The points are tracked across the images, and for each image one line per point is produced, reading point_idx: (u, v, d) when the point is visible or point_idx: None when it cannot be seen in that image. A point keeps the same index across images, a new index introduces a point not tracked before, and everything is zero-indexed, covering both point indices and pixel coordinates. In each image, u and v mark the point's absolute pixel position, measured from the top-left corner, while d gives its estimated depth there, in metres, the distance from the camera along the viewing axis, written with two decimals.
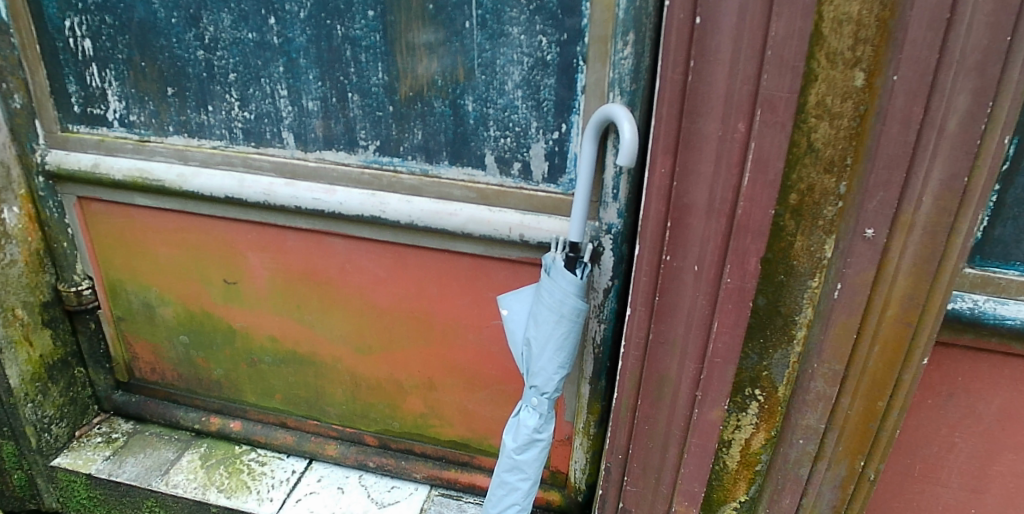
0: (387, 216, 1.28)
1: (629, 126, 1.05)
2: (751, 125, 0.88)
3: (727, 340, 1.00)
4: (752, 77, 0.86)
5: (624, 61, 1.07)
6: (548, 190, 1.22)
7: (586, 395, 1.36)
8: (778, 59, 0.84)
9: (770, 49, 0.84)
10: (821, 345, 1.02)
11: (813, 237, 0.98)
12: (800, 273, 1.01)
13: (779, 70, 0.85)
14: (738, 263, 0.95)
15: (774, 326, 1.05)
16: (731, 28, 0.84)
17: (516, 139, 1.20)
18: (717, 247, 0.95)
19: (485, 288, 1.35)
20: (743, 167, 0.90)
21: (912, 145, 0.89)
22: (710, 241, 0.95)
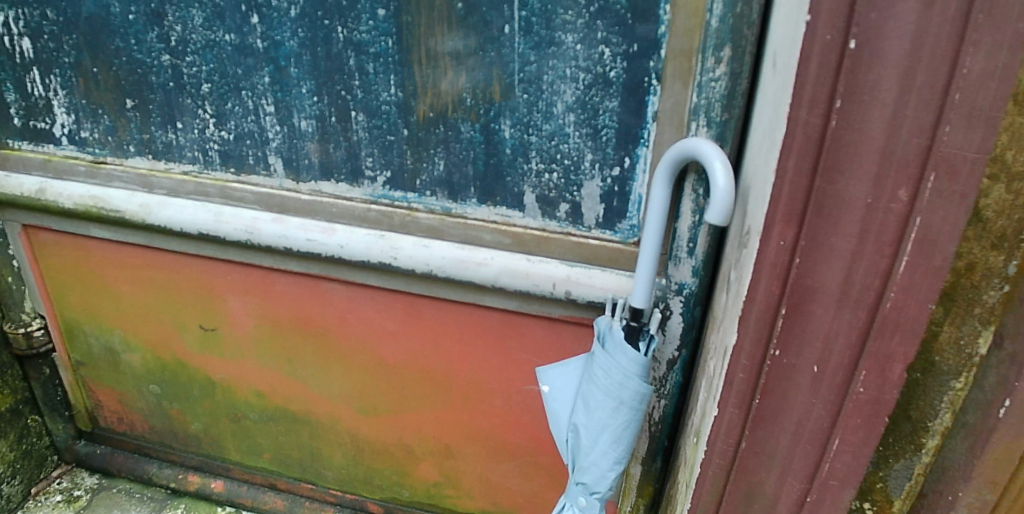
0: (400, 263, 1.04)
1: (723, 172, 0.79)
2: (920, 191, 0.62)
3: (848, 459, 0.77)
4: (926, 127, 0.60)
5: (714, 84, 0.80)
6: (602, 236, 0.98)
7: (636, 475, 1.12)
8: (969, 105, 0.58)
9: (959, 91, 0.57)
10: (970, 468, 0.79)
11: (965, 328, 0.75)
12: (942, 370, 0.77)
13: (968, 121, 0.58)
14: (877, 367, 0.71)
15: (899, 433, 0.81)
16: (902, 58, 0.58)
17: (565, 174, 0.94)
18: (849, 344, 0.71)
19: (516, 348, 1.12)
20: (900, 247, 0.64)
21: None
22: (839, 336, 0.71)
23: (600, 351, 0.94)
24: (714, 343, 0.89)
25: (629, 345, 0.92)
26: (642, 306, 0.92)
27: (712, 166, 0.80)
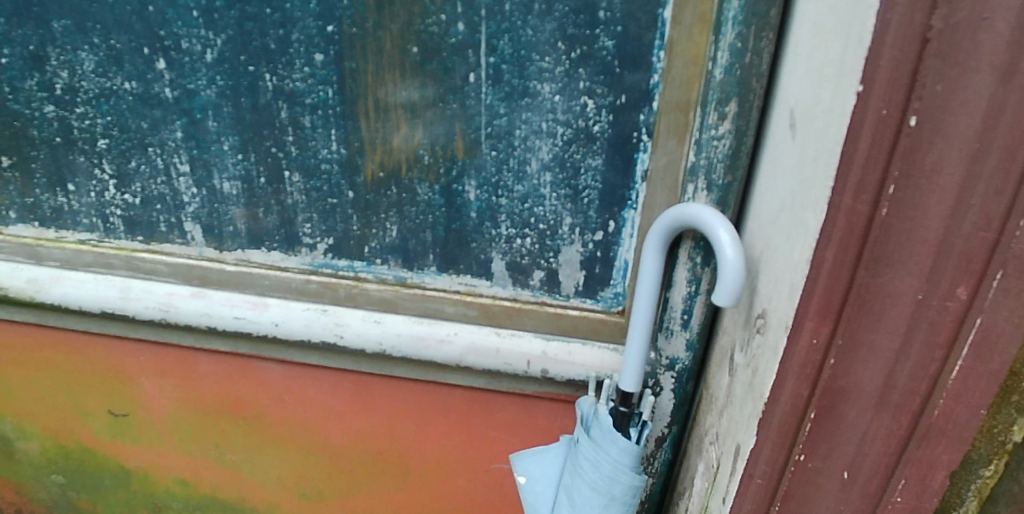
0: (347, 342, 0.91)
1: (729, 240, 0.67)
2: (983, 290, 0.50)
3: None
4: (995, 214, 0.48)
5: (716, 143, 0.69)
6: (582, 306, 0.86)
7: None
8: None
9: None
10: None
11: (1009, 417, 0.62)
12: (972, 462, 0.64)
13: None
14: (917, 475, 0.59)
15: None
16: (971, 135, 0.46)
17: (541, 239, 0.82)
18: (884, 449, 0.59)
19: (482, 425, 0.99)
20: (954, 350, 0.53)
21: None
22: (873, 440, 0.59)
23: (586, 438, 0.83)
24: (716, 429, 0.77)
25: (619, 431, 0.81)
26: (632, 390, 0.80)
27: (715, 234, 0.68)
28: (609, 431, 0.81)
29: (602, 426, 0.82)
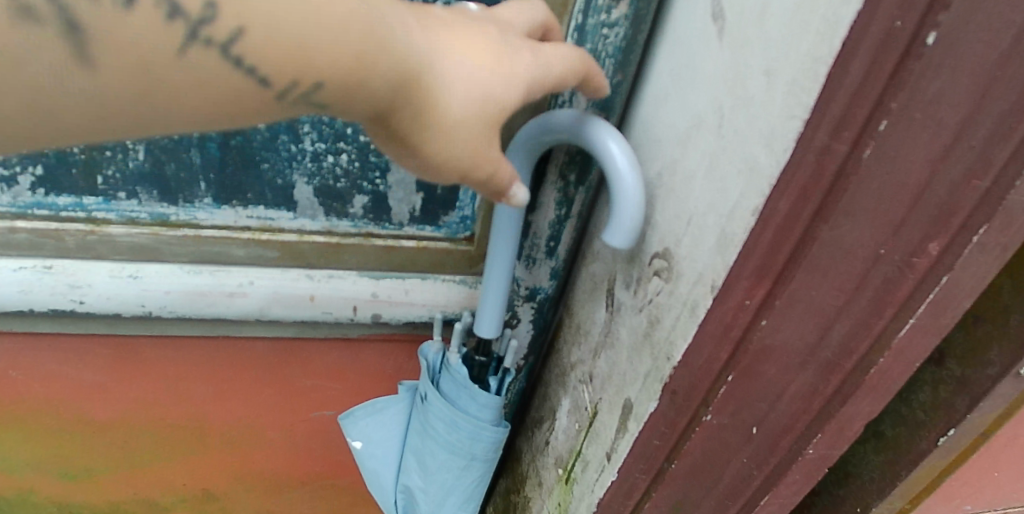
0: (92, 308, 0.63)
1: (628, 155, 0.51)
2: (958, 246, 0.40)
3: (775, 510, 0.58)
4: (992, 161, 0.36)
5: (606, 32, 0.52)
6: (419, 234, 0.65)
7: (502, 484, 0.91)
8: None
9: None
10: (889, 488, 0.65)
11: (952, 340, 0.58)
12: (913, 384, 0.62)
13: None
14: (833, 428, 0.51)
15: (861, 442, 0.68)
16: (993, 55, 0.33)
17: (362, 155, 0.59)
18: (802, 407, 0.51)
19: (296, 377, 0.80)
20: (905, 311, 0.44)
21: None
22: (791, 400, 0.51)
23: (434, 394, 0.68)
24: (590, 369, 0.65)
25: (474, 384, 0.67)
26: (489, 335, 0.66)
27: (606, 151, 0.52)
28: (465, 388, 0.66)
29: (455, 381, 0.67)
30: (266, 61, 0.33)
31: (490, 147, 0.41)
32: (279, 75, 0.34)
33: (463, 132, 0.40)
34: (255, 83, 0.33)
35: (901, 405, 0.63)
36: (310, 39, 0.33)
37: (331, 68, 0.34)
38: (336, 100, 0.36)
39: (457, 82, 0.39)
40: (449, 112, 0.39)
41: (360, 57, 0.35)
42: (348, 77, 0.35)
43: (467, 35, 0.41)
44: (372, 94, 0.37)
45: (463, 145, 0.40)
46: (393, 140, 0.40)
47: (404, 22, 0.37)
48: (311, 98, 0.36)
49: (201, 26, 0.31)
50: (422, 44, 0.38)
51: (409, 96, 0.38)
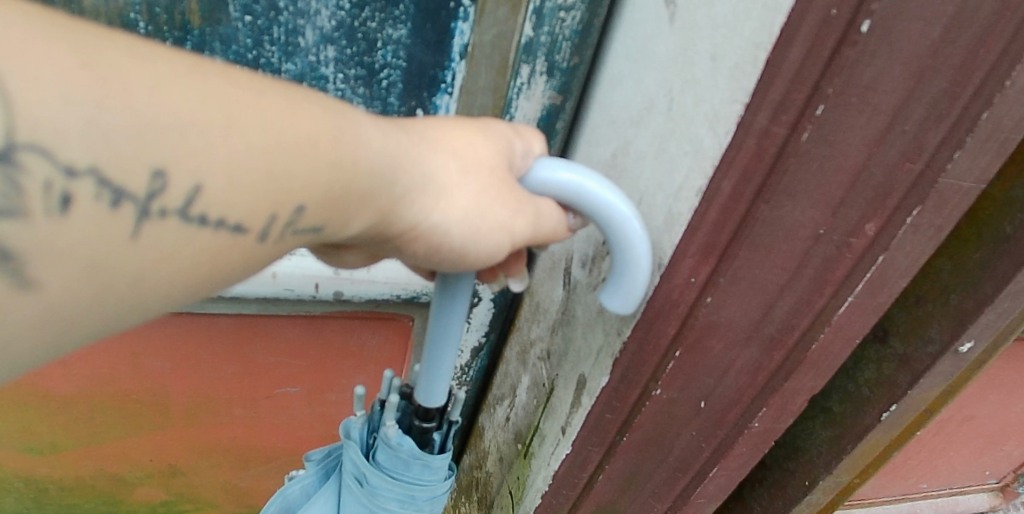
0: None
1: (568, 170, 0.43)
2: (893, 226, 0.44)
3: (722, 481, 0.61)
4: (925, 146, 0.40)
5: (563, 16, 0.53)
6: None
7: (464, 462, 0.93)
8: (993, 125, 0.39)
9: (990, 109, 0.38)
10: (835, 462, 0.68)
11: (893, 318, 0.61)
12: (857, 362, 0.65)
13: (982, 145, 0.40)
14: (779, 402, 0.54)
15: (808, 416, 0.70)
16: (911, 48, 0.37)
17: None
18: (750, 379, 0.53)
19: (261, 354, 0.81)
20: (843, 288, 0.47)
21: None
22: (738, 373, 0.53)
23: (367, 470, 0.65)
24: (548, 345, 0.67)
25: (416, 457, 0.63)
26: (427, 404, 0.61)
27: (547, 190, 0.43)
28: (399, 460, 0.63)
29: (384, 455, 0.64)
30: (239, 203, 0.30)
31: (503, 208, 0.40)
32: (253, 216, 0.31)
33: (458, 212, 0.38)
34: (230, 235, 0.30)
35: (848, 382, 0.66)
36: (273, 163, 0.30)
37: (309, 189, 0.32)
38: (322, 218, 0.33)
39: (441, 164, 0.38)
40: (447, 190, 0.38)
41: (329, 172, 0.32)
42: (325, 191, 0.32)
43: (432, 126, 0.40)
44: (360, 202, 0.35)
45: (467, 224, 0.39)
46: (390, 243, 0.39)
47: (363, 120, 0.35)
48: (296, 228, 0.33)
49: (151, 200, 0.27)
50: (388, 134, 0.36)
51: (399, 195, 0.36)
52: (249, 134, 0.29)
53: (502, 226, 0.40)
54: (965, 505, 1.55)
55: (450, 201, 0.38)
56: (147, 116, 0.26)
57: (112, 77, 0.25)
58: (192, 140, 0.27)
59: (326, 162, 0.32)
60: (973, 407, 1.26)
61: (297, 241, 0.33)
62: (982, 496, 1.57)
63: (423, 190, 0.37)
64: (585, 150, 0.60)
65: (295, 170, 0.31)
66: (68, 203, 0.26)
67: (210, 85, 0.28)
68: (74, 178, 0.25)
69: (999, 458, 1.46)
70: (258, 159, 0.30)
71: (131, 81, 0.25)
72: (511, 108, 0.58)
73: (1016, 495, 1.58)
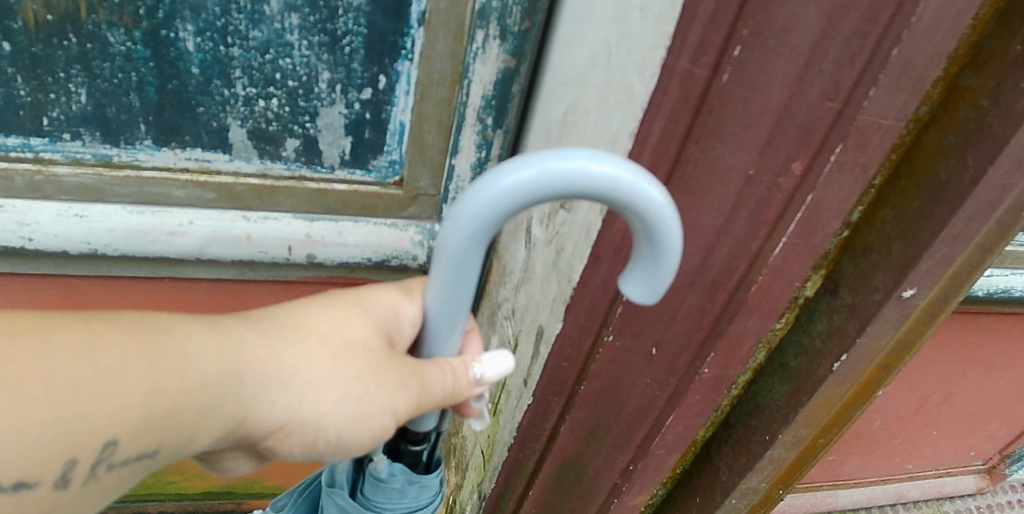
0: (39, 246, 0.63)
1: (564, 156, 0.35)
2: (818, 165, 0.44)
3: (680, 430, 0.63)
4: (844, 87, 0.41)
5: None
6: (350, 178, 0.68)
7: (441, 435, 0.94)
8: (903, 63, 0.39)
9: (900, 45, 0.39)
10: (791, 414, 0.70)
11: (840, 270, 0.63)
12: (811, 318, 0.67)
13: (899, 81, 0.40)
14: (726, 347, 0.56)
15: (770, 373, 0.72)
16: None
17: (293, 100, 0.61)
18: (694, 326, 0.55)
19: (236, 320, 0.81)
20: (777, 229, 0.48)
21: (1010, 189, 0.51)
22: (684, 318, 0.55)
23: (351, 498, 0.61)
24: (513, 304, 0.70)
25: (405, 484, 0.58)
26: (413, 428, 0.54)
27: (543, 186, 0.35)
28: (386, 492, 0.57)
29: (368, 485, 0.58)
30: (16, 465, 0.31)
31: (378, 396, 0.43)
32: (35, 469, 0.32)
33: (321, 407, 0.42)
34: (12, 495, 0.32)
35: (802, 335, 0.68)
36: (64, 416, 0.32)
37: (118, 429, 0.34)
38: (142, 446, 0.36)
39: (301, 367, 0.42)
40: (312, 390, 0.42)
41: (152, 416, 0.35)
42: (143, 429, 0.35)
43: (304, 325, 0.44)
44: (192, 429, 0.37)
45: (333, 416, 0.43)
46: (261, 443, 0.43)
47: (204, 333, 0.39)
48: (112, 460, 0.35)
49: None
50: (242, 346, 0.40)
51: (249, 412, 0.40)
52: (30, 395, 0.31)
53: (370, 410, 0.43)
54: (952, 487, 1.58)
55: (315, 394, 0.42)
56: None
57: None
58: None
59: (156, 390, 0.35)
60: (954, 385, 1.27)
61: (121, 469, 0.36)
62: (969, 478, 1.59)
63: (279, 390, 0.41)
64: (540, 112, 0.63)
65: (94, 418, 0.33)
66: None
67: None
68: None
69: (983, 438, 1.47)
70: (41, 431, 0.32)
71: None
72: (469, 71, 0.61)
73: (1003, 477, 1.59)
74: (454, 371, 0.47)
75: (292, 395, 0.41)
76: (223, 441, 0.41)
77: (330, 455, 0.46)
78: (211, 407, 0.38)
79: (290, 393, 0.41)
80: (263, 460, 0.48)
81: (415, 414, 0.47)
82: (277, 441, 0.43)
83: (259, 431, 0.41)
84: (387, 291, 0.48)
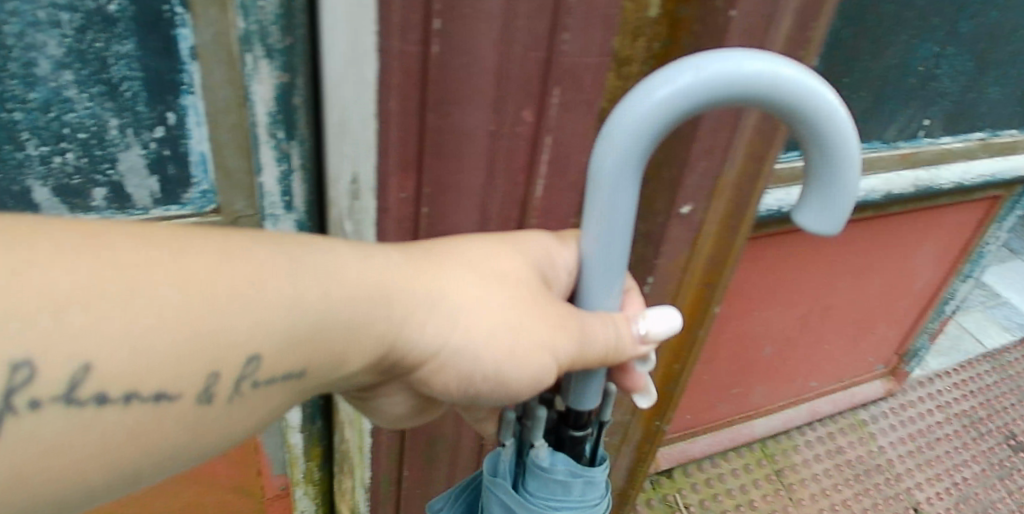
0: None
1: (745, 59, 0.40)
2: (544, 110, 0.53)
3: None
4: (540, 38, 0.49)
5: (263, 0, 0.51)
6: (167, 216, 0.60)
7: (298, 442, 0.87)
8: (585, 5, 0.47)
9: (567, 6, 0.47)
10: None
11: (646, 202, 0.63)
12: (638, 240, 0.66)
13: (586, 23, 0.48)
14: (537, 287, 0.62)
15: None
16: None
17: (87, 153, 0.54)
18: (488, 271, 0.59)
19: None
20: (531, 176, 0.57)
21: (738, 111, 0.57)
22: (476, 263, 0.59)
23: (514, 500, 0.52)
24: None
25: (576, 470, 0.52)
26: (587, 404, 0.51)
27: (716, 84, 0.40)
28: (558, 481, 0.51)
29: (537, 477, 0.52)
30: (154, 374, 0.31)
31: (545, 335, 0.45)
32: (174, 383, 0.32)
33: (478, 330, 0.44)
34: (153, 407, 0.32)
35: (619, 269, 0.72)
36: (215, 323, 0.33)
37: (266, 341, 0.35)
38: (276, 367, 0.37)
39: (460, 291, 0.44)
40: (466, 312, 0.45)
41: (291, 334, 0.36)
42: (288, 344, 0.36)
43: (466, 248, 0.47)
44: (328, 346, 0.39)
45: (493, 343, 0.45)
46: (421, 369, 0.46)
47: (348, 252, 0.41)
48: (253, 378, 0.36)
49: (14, 394, 0.28)
50: (407, 268, 0.43)
51: (395, 332, 0.43)
52: (167, 289, 0.31)
53: (540, 346, 0.45)
54: (863, 395, 1.47)
55: (471, 317, 0.45)
56: (56, 287, 0.28)
57: (30, 263, 0.28)
58: (72, 305, 0.29)
59: (297, 302, 0.36)
60: (830, 295, 1.19)
61: (262, 390, 0.37)
62: (877, 383, 1.49)
63: (431, 315, 0.44)
64: (331, 122, 0.58)
65: (233, 327, 0.34)
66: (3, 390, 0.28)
67: (124, 242, 0.31)
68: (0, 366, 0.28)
69: (877, 343, 1.40)
70: (133, 348, 0.30)
71: (29, 263, 0.28)
72: (250, 92, 0.56)
73: (906, 376, 1.52)
74: (617, 327, 0.48)
75: (451, 315, 0.44)
76: (376, 364, 0.44)
77: (488, 397, 0.48)
78: (361, 324, 0.40)
79: (435, 319, 0.44)
80: (431, 403, 0.51)
81: (575, 366, 0.48)
82: (432, 369, 0.46)
83: (418, 353, 0.45)
84: (543, 232, 0.51)
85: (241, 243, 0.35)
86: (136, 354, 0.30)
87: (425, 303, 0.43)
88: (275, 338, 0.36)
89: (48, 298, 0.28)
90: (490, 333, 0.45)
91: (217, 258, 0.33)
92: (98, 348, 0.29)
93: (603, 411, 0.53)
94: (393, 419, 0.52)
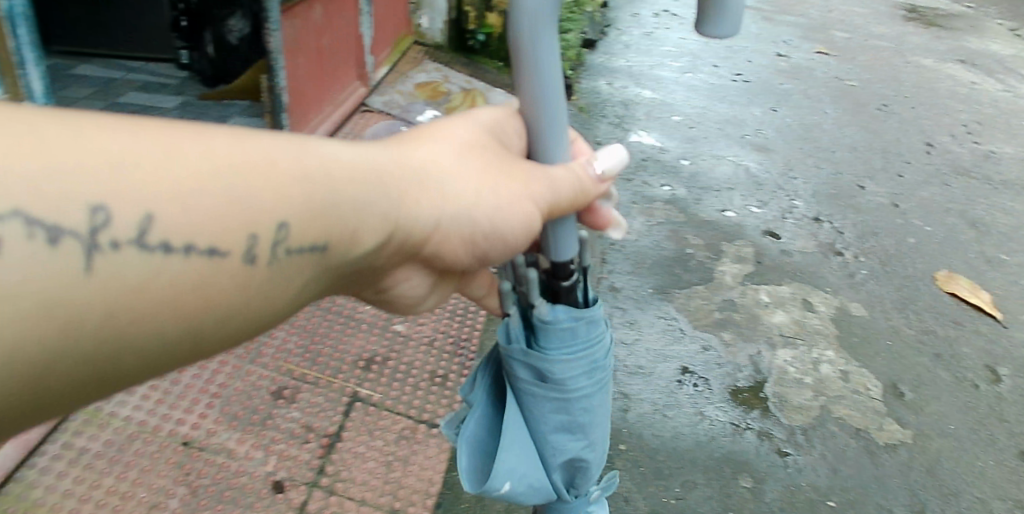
0: None
1: None
2: None
3: None
4: None
5: None
6: None
7: None
8: None
9: None
10: None
11: None
12: None
13: None
14: None
15: None
16: None
17: None
18: None
19: None
20: None
21: None
22: None
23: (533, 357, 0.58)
24: None
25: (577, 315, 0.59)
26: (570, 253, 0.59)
27: None
28: (566, 328, 0.58)
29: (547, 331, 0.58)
30: (206, 231, 0.38)
31: (518, 187, 0.52)
32: (223, 239, 0.38)
33: (464, 196, 0.51)
34: (206, 259, 0.38)
35: None
36: (244, 188, 0.40)
37: (290, 209, 0.42)
38: (306, 233, 0.43)
39: (439, 169, 0.51)
40: (451, 186, 0.50)
41: (311, 203, 0.43)
42: (307, 213, 0.42)
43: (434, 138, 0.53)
44: (343, 222, 0.45)
45: (481, 205, 0.51)
46: (424, 247, 0.51)
47: (338, 146, 0.46)
48: (283, 245, 0.42)
49: (97, 233, 0.35)
50: (388, 156, 0.49)
51: (397, 211, 0.48)
52: (204, 156, 0.38)
53: (517, 198, 0.52)
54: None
55: (458, 188, 0.51)
56: (120, 150, 0.35)
57: (103, 134, 0.35)
58: (132, 166, 0.36)
59: (307, 178, 0.42)
60: None
61: (296, 257, 0.43)
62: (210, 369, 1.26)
63: (425, 191, 0.49)
64: None
65: (257, 193, 0.40)
66: (92, 232, 0.34)
67: (163, 126, 0.38)
68: (90, 211, 0.34)
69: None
70: (186, 206, 0.37)
71: (99, 131, 0.35)
72: None
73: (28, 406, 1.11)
74: (577, 172, 0.56)
75: (438, 190, 0.50)
76: (388, 244, 0.49)
77: (492, 253, 0.54)
78: (364, 202, 0.46)
79: (427, 197, 0.49)
80: (437, 273, 0.58)
81: (552, 213, 0.55)
82: (437, 243, 0.51)
83: (421, 231, 0.50)
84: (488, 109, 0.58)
85: (251, 133, 0.42)
86: (190, 209, 0.37)
87: (411, 182, 0.49)
88: (292, 209, 0.42)
89: (117, 159, 0.35)
90: (476, 199, 0.51)
91: (236, 141, 0.40)
92: (153, 205, 0.36)
93: (583, 256, 0.62)
94: (407, 303, 0.59)
